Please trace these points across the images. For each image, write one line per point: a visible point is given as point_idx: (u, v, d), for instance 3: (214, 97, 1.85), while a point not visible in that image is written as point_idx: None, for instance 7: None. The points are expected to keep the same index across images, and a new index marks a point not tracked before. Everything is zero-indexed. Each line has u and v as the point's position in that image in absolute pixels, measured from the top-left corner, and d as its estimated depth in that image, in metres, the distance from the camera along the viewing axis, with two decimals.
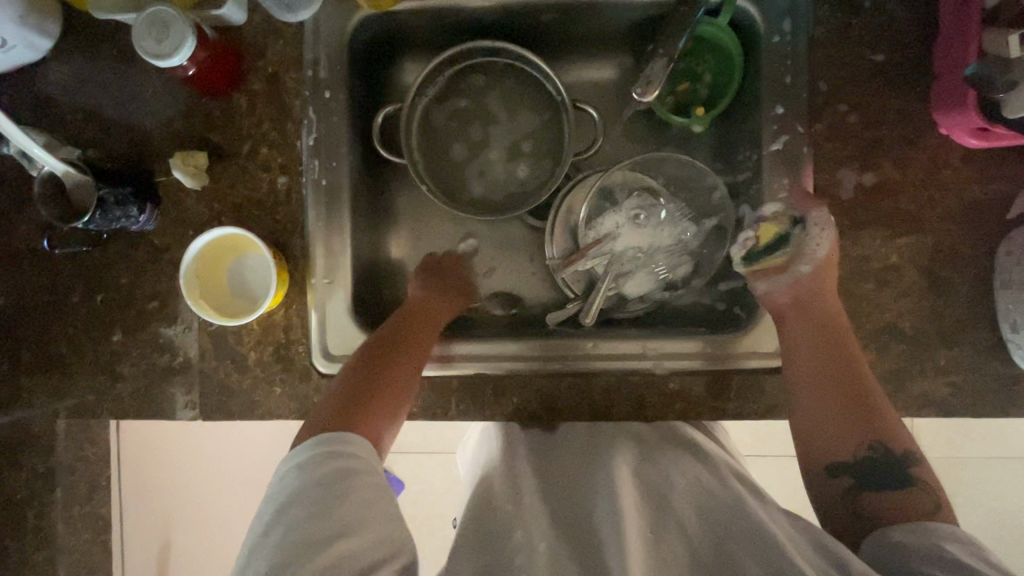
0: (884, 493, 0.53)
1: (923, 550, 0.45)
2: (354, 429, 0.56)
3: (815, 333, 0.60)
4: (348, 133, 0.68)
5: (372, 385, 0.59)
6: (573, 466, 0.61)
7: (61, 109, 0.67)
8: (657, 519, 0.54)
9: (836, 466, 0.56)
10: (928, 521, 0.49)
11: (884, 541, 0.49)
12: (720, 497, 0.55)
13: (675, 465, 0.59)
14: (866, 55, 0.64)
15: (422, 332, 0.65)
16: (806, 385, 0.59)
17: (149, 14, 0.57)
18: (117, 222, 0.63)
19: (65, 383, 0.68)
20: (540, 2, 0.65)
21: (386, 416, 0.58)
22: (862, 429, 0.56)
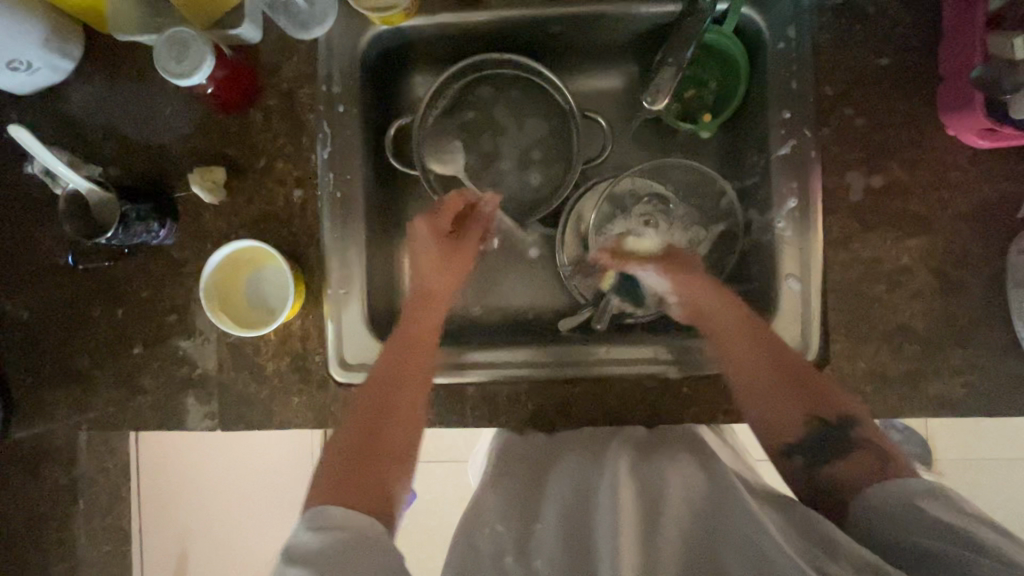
0: (839, 463, 0.53)
1: (905, 516, 0.44)
2: (360, 477, 0.51)
3: (724, 332, 0.62)
4: (361, 146, 0.69)
5: (371, 428, 0.56)
6: (572, 468, 0.57)
7: (83, 128, 0.69)
8: (652, 518, 0.48)
9: (791, 447, 0.56)
10: (888, 480, 0.48)
11: (871, 509, 0.47)
12: (711, 494, 0.50)
13: (671, 464, 0.54)
14: (871, 60, 0.65)
15: (415, 359, 0.61)
16: (740, 370, 0.59)
17: (169, 35, 0.59)
18: (137, 237, 0.65)
19: (86, 396, 0.69)
20: (547, 14, 0.67)
21: (397, 457, 0.54)
22: (804, 399, 0.57)
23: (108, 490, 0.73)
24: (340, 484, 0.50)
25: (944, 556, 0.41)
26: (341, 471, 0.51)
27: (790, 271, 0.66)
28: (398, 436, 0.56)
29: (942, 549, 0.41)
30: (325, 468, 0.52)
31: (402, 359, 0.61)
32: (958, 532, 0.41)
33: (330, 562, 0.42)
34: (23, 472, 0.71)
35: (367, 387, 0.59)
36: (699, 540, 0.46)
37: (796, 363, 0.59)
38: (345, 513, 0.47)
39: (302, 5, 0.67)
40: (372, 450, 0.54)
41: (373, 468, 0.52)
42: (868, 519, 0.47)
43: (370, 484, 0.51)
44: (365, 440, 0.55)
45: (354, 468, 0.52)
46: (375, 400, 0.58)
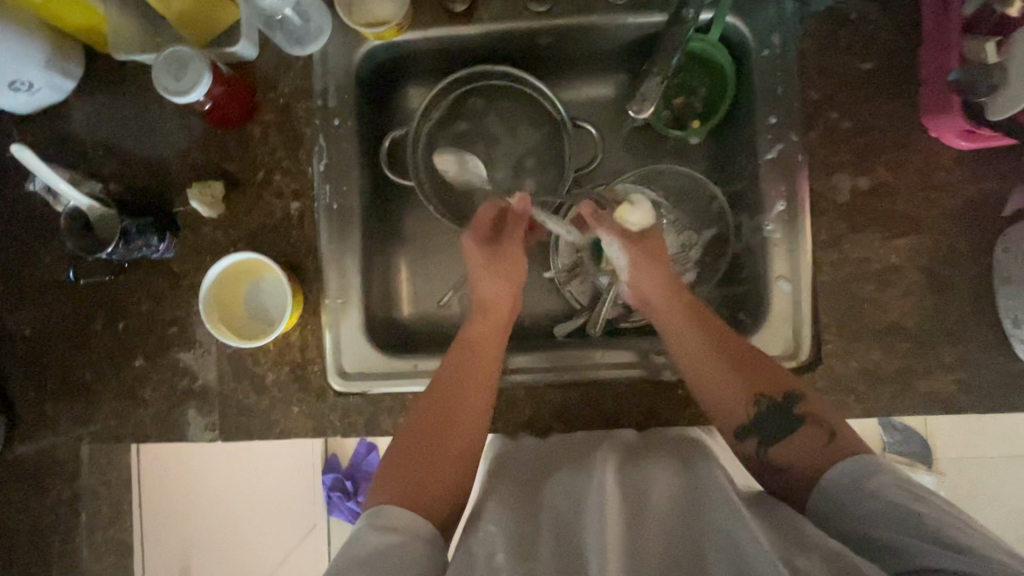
0: (788, 437, 0.55)
1: (864, 499, 0.47)
2: (418, 482, 0.55)
3: (676, 312, 0.64)
4: (357, 158, 0.70)
5: (433, 439, 0.59)
6: (565, 477, 0.57)
7: (84, 145, 0.70)
8: (634, 520, 0.49)
9: (743, 429, 0.58)
10: (846, 458, 0.51)
11: (827, 499, 0.50)
12: (695, 497, 0.52)
13: (659, 468, 0.55)
14: (854, 64, 0.66)
15: (476, 370, 0.63)
16: (690, 356, 0.61)
17: (167, 54, 0.61)
18: (138, 252, 0.66)
19: (89, 409, 0.70)
20: (536, 26, 0.68)
21: (454, 464, 0.58)
22: (747, 379, 0.59)
23: (111, 503, 0.73)
24: (408, 492, 0.54)
25: (900, 540, 0.44)
26: (404, 479, 0.56)
27: (781, 272, 0.66)
28: (459, 450, 0.59)
29: (898, 534, 0.45)
30: (391, 473, 0.56)
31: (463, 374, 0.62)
32: (912, 515, 0.45)
33: (387, 560, 0.48)
34: (26, 486, 0.72)
35: (429, 399, 0.61)
36: (679, 546, 0.48)
37: (738, 346, 0.61)
38: (400, 514, 0.52)
39: (297, 21, 0.68)
40: (434, 461, 0.57)
41: (438, 478, 0.56)
42: (830, 499, 0.50)
43: (431, 493, 0.55)
44: (426, 450, 0.58)
45: (418, 477, 0.56)
46: (437, 413, 0.60)
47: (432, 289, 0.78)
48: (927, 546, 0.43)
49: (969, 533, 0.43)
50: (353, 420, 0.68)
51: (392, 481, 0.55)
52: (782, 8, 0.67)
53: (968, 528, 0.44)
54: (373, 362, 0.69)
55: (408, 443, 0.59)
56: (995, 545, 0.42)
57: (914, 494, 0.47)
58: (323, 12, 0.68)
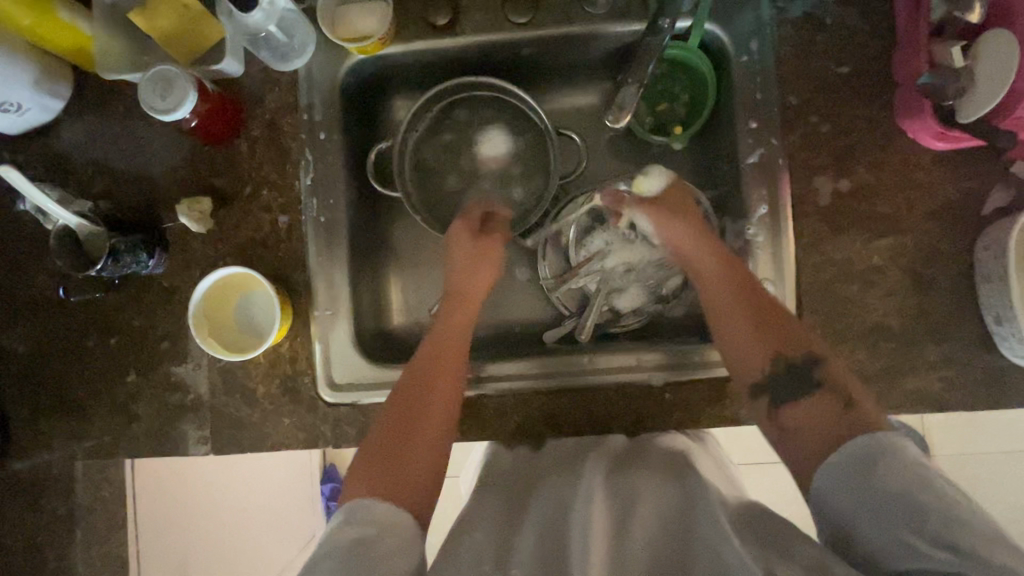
0: (801, 401, 0.54)
1: (856, 498, 0.45)
2: (391, 477, 0.52)
3: (705, 267, 0.64)
4: (344, 170, 0.71)
5: (405, 430, 0.56)
6: (554, 485, 0.57)
7: (73, 164, 0.71)
8: (619, 526, 0.50)
9: (756, 386, 0.57)
10: (846, 444, 0.47)
11: (836, 486, 0.46)
12: (679, 501, 0.53)
13: (644, 477, 0.56)
14: (832, 68, 0.67)
15: (444, 365, 0.60)
16: (717, 308, 0.61)
17: (153, 73, 0.62)
18: (127, 268, 0.66)
19: (82, 425, 0.70)
20: (517, 38, 0.69)
21: (430, 460, 0.55)
22: (770, 340, 0.58)
23: None
24: (386, 485, 0.52)
25: (888, 541, 0.43)
26: (380, 471, 0.53)
27: (765, 275, 0.67)
28: (431, 441, 0.56)
29: (888, 534, 0.43)
30: (366, 467, 0.53)
31: (434, 364, 0.60)
32: (903, 513, 0.42)
33: (365, 549, 0.46)
34: (20, 503, 0.72)
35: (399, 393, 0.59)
36: (667, 548, 0.49)
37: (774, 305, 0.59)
38: (387, 511, 0.50)
39: (282, 37, 0.69)
40: (405, 452, 0.54)
41: (415, 469, 0.54)
42: (824, 495, 0.47)
43: (410, 485, 0.52)
44: (398, 441, 0.55)
45: (394, 469, 0.53)
46: (410, 403, 0.58)
47: (422, 299, 0.78)
48: (913, 548, 0.41)
49: (966, 527, 0.40)
50: (344, 431, 0.68)
51: (370, 476, 0.52)
52: (759, 15, 0.68)
53: (965, 520, 0.40)
54: (362, 373, 0.69)
55: (381, 437, 0.56)
56: (993, 538, 0.39)
57: (911, 484, 0.43)
58: (307, 28, 0.69)
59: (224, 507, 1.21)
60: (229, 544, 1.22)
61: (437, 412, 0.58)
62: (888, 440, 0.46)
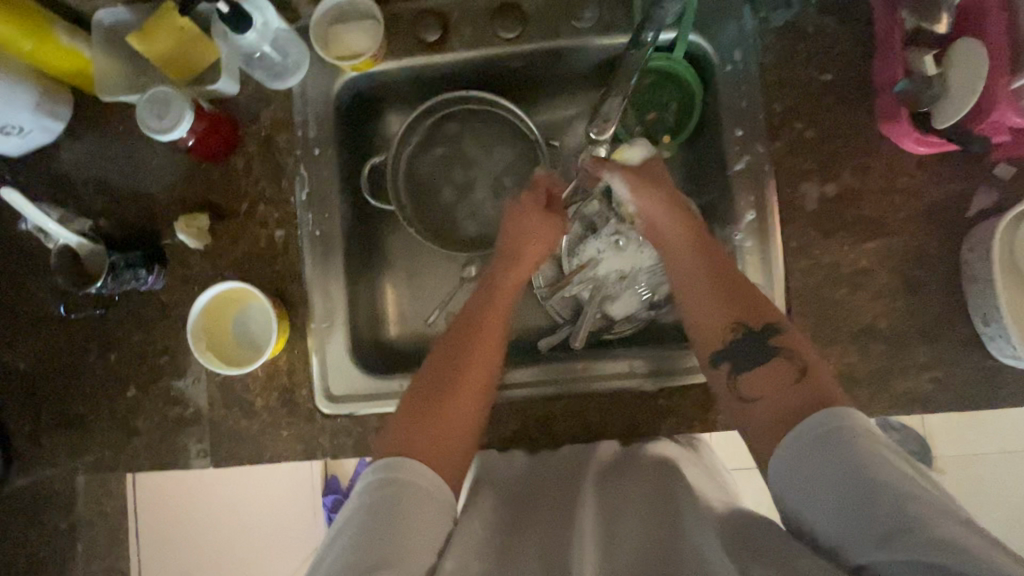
0: (757, 368, 0.56)
1: (811, 484, 0.45)
2: (426, 426, 0.57)
3: (677, 241, 0.64)
4: (338, 184, 0.72)
5: (440, 397, 0.59)
6: (552, 500, 0.58)
7: (74, 182, 0.73)
8: (609, 539, 0.51)
9: (717, 354, 0.59)
10: (793, 428, 0.49)
11: (795, 464, 0.47)
12: (665, 505, 0.54)
13: (633, 486, 0.57)
14: (815, 76, 0.68)
15: (484, 334, 0.65)
16: (684, 279, 0.63)
17: (150, 94, 0.63)
18: (127, 284, 0.68)
19: (83, 440, 0.71)
20: (505, 52, 0.71)
21: (462, 419, 0.59)
22: (734, 309, 0.59)
23: None
24: (418, 446, 0.55)
25: (850, 527, 0.42)
26: (412, 432, 0.56)
27: (755, 280, 0.68)
28: (464, 408, 0.60)
29: (848, 520, 0.43)
30: (399, 429, 0.57)
31: (471, 339, 0.64)
32: (857, 494, 0.42)
33: (397, 509, 0.49)
34: (22, 518, 0.73)
35: (439, 363, 0.62)
36: (653, 547, 0.49)
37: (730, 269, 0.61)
38: (419, 471, 0.53)
39: (276, 57, 0.70)
40: (437, 416, 0.58)
41: (447, 432, 0.57)
42: (782, 488, 0.48)
43: (440, 446, 0.56)
44: (432, 406, 0.59)
45: (428, 432, 0.56)
46: (445, 374, 0.61)
47: (418, 309, 0.79)
48: (875, 531, 0.41)
49: (918, 502, 0.40)
50: (342, 441, 0.69)
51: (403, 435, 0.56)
52: (742, 26, 0.69)
53: (915, 494, 0.41)
54: (359, 384, 0.70)
55: (417, 402, 0.59)
56: (945, 511, 0.40)
57: (857, 461, 0.44)
58: (300, 47, 0.70)
59: (229, 518, 1.22)
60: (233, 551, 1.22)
61: (473, 383, 0.61)
62: (831, 418, 0.47)
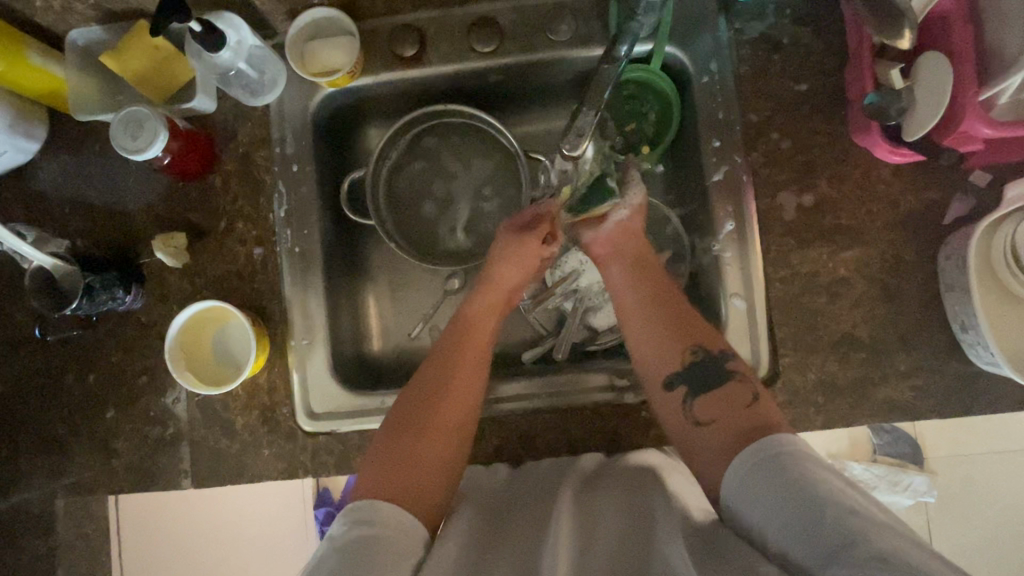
0: (713, 392, 0.58)
1: (759, 501, 0.47)
2: (400, 458, 0.56)
3: (632, 268, 0.66)
4: (317, 200, 0.72)
5: (415, 433, 0.58)
6: (529, 512, 0.58)
7: (50, 203, 0.72)
8: (584, 548, 0.51)
9: (673, 378, 0.60)
10: (744, 450, 0.51)
11: (745, 482, 0.49)
12: (637, 518, 0.54)
13: (611, 497, 0.57)
14: (790, 86, 0.68)
15: (465, 359, 0.64)
16: (629, 300, 0.65)
17: (123, 115, 0.63)
18: (104, 305, 0.67)
19: (62, 462, 0.71)
20: (483, 66, 0.71)
21: (439, 448, 0.58)
22: (693, 333, 0.61)
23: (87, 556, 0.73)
24: (391, 486, 0.55)
25: (799, 542, 0.44)
26: (385, 471, 0.56)
27: (735, 290, 0.68)
28: (442, 436, 0.59)
29: (795, 534, 0.44)
30: (374, 467, 0.56)
31: (451, 368, 0.63)
32: (802, 509, 0.44)
33: (368, 552, 0.49)
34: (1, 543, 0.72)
35: (415, 397, 0.61)
36: (624, 559, 0.50)
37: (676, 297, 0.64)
38: (391, 510, 0.53)
39: (253, 74, 0.70)
40: (413, 453, 0.57)
41: (421, 471, 0.56)
42: (735, 506, 0.49)
43: (414, 485, 0.55)
44: (406, 444, 0.58)
45: (400, 470, 0.56)
46: (421, 409, 0.60)
47: (401, 323, 0.79)
48: (820, 544, 0.42)
49: (858, 515, 0.42)
50: (324, 460, 0.68)
51: (375, 474, 0.56)
52: (717, 37, 0.70)
53: (853, 509, 0.43)
54: (340, 401, 0.69)
55: (392, 439, 0.58)
56: (882, 524, 0.42)
57: (799, 479, 0.46)
58: (277, 64, 0.70)
59: (218, 533, 1.21)
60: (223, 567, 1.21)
61: (449, 419, 0.60)
62: (774, 442, 0.49)
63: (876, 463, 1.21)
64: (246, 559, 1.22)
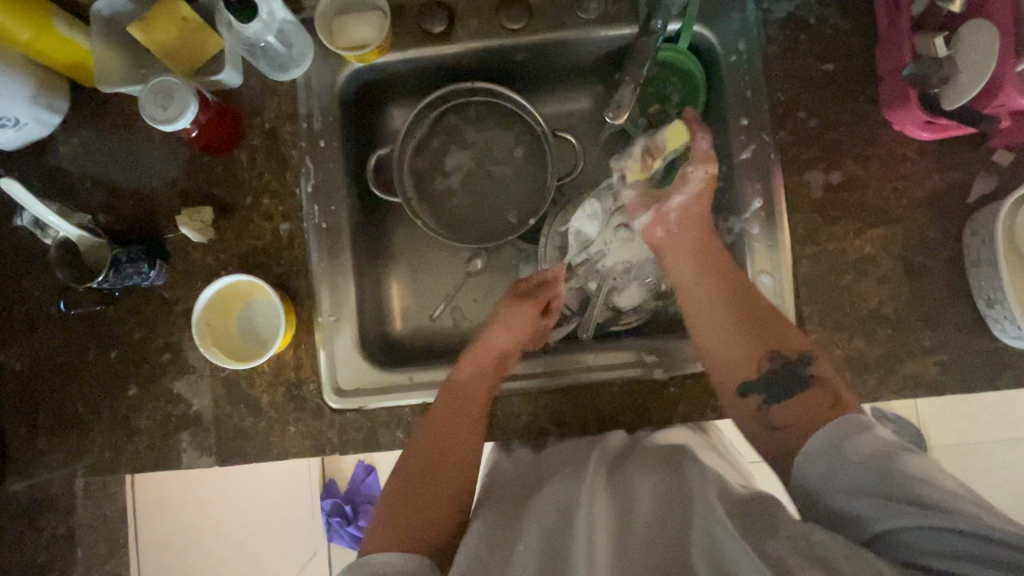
0: (789, 398, 0.58)
1: (836, 471, 0.48)
2: (402, 511, 0.57)
3: (691, 258, 0.68)
4: (344, 177, 0.72)
5: (416, 489, 0.60)
6: (555, 489, 0.56)
7: (71, 177, 0.71)
8: (621, 530, 0.51)
9: (749, 386, 0.61)
10: (826, 427, 0.52)
11: (829, 453, 0.50)
12: (677, 497, 0.54)
13: (641, 476, 0.57)
14: (817, 65, 0.69)
15: (460, 412, 0.64)
16: (695, 293, 0.67)
17: (153, 85, 0.62)
18: (129, 279, 0.66)
19: (82, 442, 0.69)
20: (513, 43, 0.71)
21: (442, 502, 0.59)
22: (770, 334, 0.62)
23: None
24: (403, 531, 0.55)
25: (873, 505, 0.45)
26: (398, 516, 0.57)
27: (762, 267, 0.68)
28: (441, 492, 0.60)
29: (870, 498, 0.46)
30: (388, 514, 0.58)
31: (443, 421, 0.63)
32: (883, 478, 0.46)
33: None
34: (15, 525, 0.70)
35: (422, 444, 0.63)
36: (664, 544, 0.50)
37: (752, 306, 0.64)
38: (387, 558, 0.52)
39: (279, 48, 0.70)
40: (416, 500, 0.58)
41: (423, 522, 0.57)
42: (807, 474, 0.51)
43: (416, 530, 0.56)
44: (415, 492, 0.59)
45: (403, 520, 0.56)
46: (424, 454, 0.62)
47: (424, 304, 0.78)
48: (897, 509, 0.44)
49: (939, 488, 0.43)
50: (350, 438, 0.68)
51: (386, 521, 0.57)
52: (745, 17, 0.70)
53: (927, 479, 0.44)
54: (368, 378, 0.69)
55: (397, 492, 0.60)
56: (957, 493, 0.43)
57: (876, 456, 0.47)
58: (304, 38, 0.70)
59: (225, 511, 1.21)
60: (229, 541, 1.22)
61: (444, 476, 0.61)
62: (850, 423, 0.51)
63: None
64: (254, 536, 1.22)
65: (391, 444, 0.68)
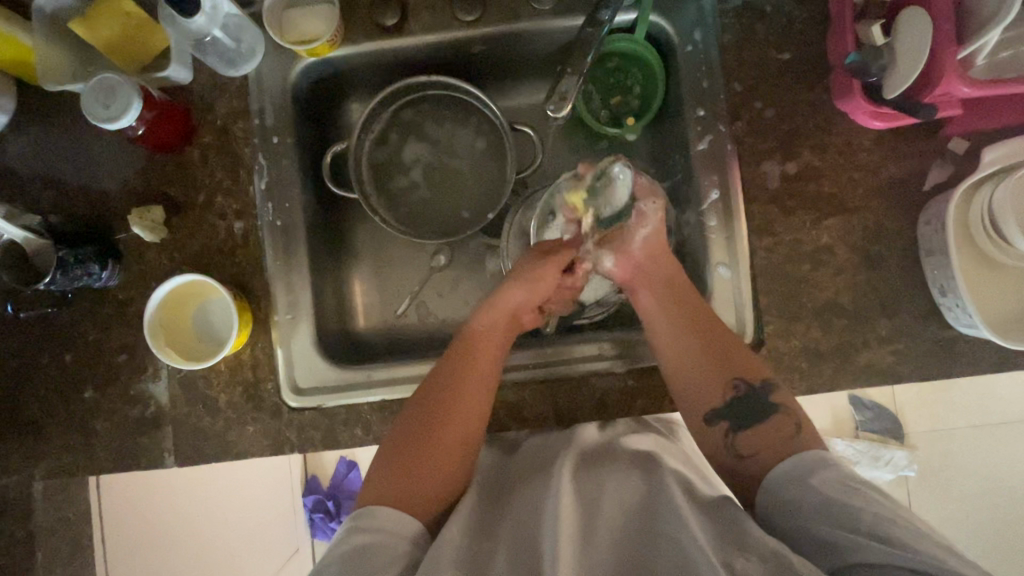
0: (755, 426, 0.57)
1: (800, 498, 0.50)
2: (397, 473, 0.57)
3: (661, 265, 0.66)
4: (299, 174, 0.71)
5: (416, 447, 0.58)
6: (528, 497, 0.57)
7: (19, 177, 0.70)
8: (586, 529, 0.51)
9: (714, 415, 0.60)
10: (796, 454, 0.54)
11: (805, 482, 0.51)
12: (647, 499, 0.54)
13: (614, 476, 0.57)
14: (773, 55, 0.68)
15: (475, 372, 0.62)
16: (660, 311, 0.65)
17: (95, 82, 0.61)
18: (78, 280, 0.65)
19: (38, 446, 0.69)
20: (467, 35, 0.70)
21: (442, 462, 0.58)
22: (727, 363, 0.61)
23: None
24: (399, 490, 0.56)
25: (831, 535, 0.47)
26: (397, 478, 0.56)
27: (720, 259, 0.68)
28: (444, 450, 0.59)
29: (836, 528, 0.47)
30: (382, 471, 0.57)
31: (459, 378, 0.62)
32: (842, 510, 0.47)
33: (368, 548, 0.51)
34: None
35: (430, 390, 0.62)
36: (626, 548, 0.50)
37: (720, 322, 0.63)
38: (388, 511, 0.54)
39: (229, 42, 0.68)
40: (419, 457, 0.58)
41: (419, 483, 0.57)
42: (772, 497, 0.52)
43: (411, 492, 0.56)
44: (418, 442, 0.59)
45: (397, 481, 0.56)
46: (437, 405, 0.60)
47: (386, 300, 0.78)
48: (856, 540, 0.45)
49: (897, 523, 0.45)
50: (310, 436, 0.68)
51: (371, 489, 0.57)
52: (701, 7, 0.69)
53: (892, 517, 0.46)
54: (325, 375, 0.69)
55: (393, 451, 0.59)
56: (921, 533, 0.45)
57: (846, 491, 0.48)
58: (254, 33, 0.69)
59: (199, 510, 1.22)
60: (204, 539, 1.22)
61: (451, 434, 0.59)
62: (817, 457, 0.52)
63: (858, 439, 1.19)
64: (231, 534, 1.22)
65: (350, 441, 0.68)
